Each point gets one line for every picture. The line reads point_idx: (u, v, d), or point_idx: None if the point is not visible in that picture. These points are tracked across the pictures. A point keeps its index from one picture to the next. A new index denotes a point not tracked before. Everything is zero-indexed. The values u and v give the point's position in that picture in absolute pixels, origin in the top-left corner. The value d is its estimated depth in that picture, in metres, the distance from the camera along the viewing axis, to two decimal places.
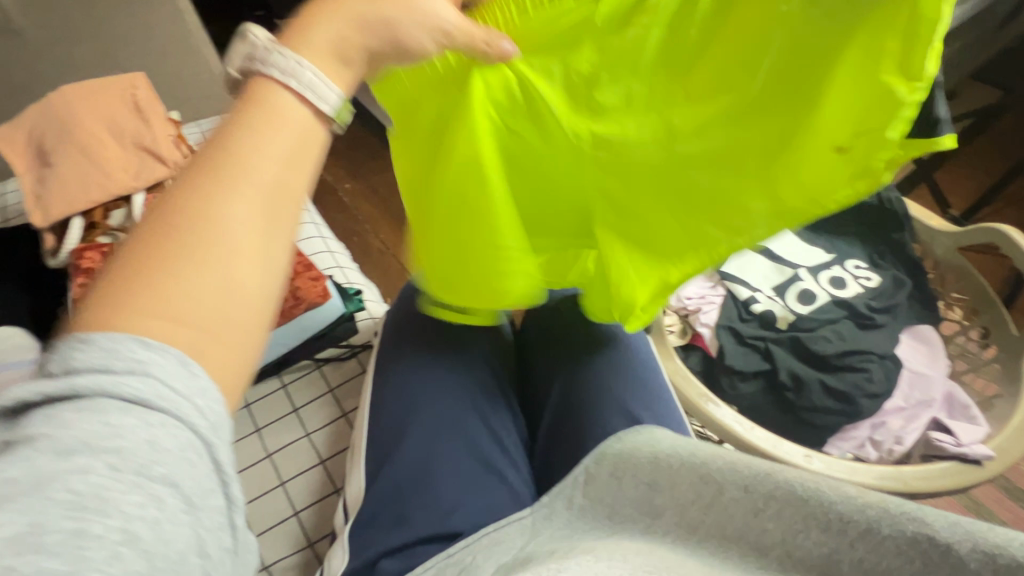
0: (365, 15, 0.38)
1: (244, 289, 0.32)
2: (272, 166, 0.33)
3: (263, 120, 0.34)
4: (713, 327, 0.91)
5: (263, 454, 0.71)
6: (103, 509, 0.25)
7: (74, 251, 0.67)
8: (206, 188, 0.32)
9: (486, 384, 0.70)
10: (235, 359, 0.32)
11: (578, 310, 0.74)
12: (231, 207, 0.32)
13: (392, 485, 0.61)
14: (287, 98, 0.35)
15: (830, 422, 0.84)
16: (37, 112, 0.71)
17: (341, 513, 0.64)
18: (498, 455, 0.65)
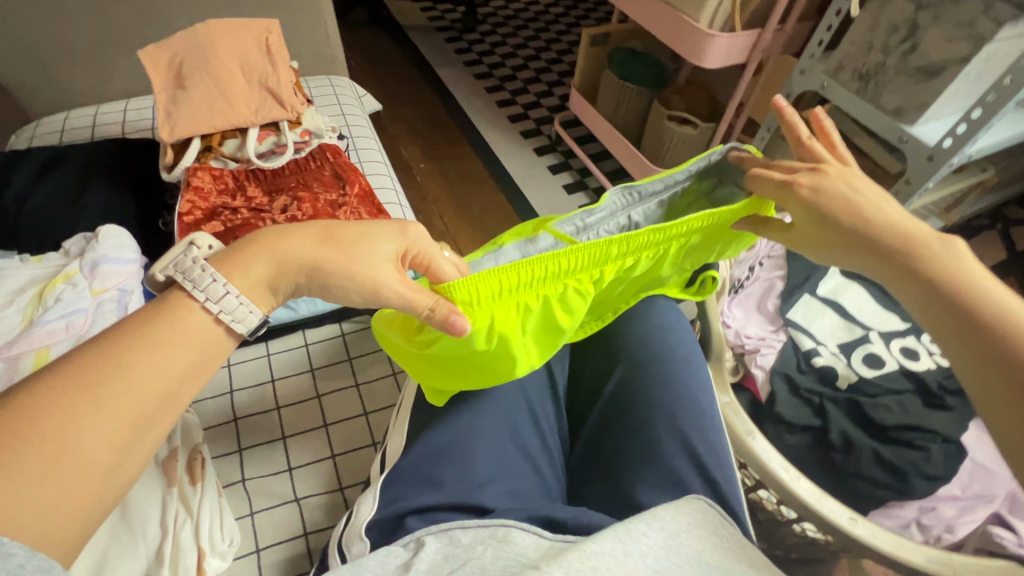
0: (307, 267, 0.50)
1: (90, 472, 0.39)
2: (149, 382, 0.42)
3: (138, 335, 0.43)
4: (768, 371, 0.89)
5: (313, 394, 0.74)
6: None
7: (189, 169, 0.73)
8: (77, 413, 0.39)
9: (539, 375, 0.71)
10: (59, 533, 0.37)
11: (643, 320, 0.74)
12: (95, 423, 0.39)
13: (435, 447, 0.62)
14: (193, 317, 0.46)
15: (876, 494, 0.79)
16: (182, 38, 0.77)
17: (378, 464, 0.65)
18: (537, 448, 0.66)
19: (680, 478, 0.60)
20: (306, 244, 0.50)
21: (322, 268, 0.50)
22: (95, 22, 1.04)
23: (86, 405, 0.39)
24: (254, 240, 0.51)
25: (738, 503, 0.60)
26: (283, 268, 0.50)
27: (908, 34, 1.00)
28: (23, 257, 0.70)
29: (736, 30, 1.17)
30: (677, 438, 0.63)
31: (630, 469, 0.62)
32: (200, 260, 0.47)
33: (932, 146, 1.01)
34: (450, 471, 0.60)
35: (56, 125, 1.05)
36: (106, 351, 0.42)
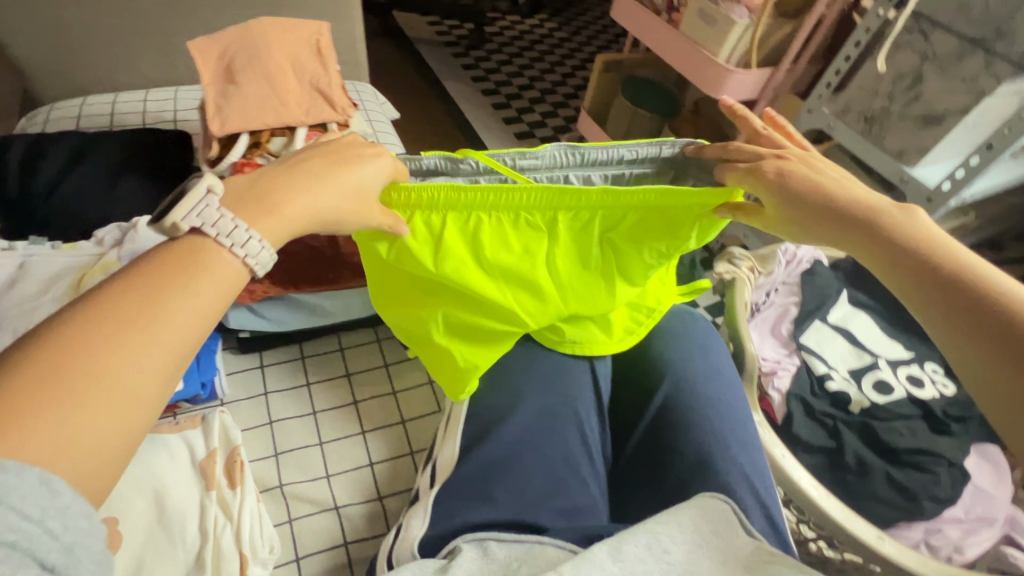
0: (315, 209, 0.49)
1: (135, 411, 0.37)
2: (192, 321, 0.40)
3: (180, 271, 0.41)
4: (784, 393, 0.93)
5: (350, 400, 0.73)
6: None
7: (235, 164, 0.71)
8: (111, 340, 0.37)
9: (585, 387, 0.72)
10: (103, 472, 0.36)
11: (684, 341, 0.77)
12: (140, 359, 0.37)
13: (491, 458, 0.62)
14: (224, 259, 0.43)
15: (888, 515, 0.82)
16: (235, 32, 0.76)
17: (428, 477, 0.63)
18: (583, 462, 0.66)
19: (732, 495, 0.61)
20: (326, 195, 0.49)
21: (338, 221, 0.51)
22: (123, 9, 1.02)
23: (134, 341, 0.37)
24: (264, 183, 0.48)
25: (782, 521, 0.62)
26: (298, 210, 0.48)
27: (912, 84, 1.08)
28: (56, 243, 0.68)
29: (751, 68, 1.24)
30: (725, 457, 0.65)
31: (680, 485, 0.63)
32: (226, 212, 0.44)
33: (932, 189, 1.08)
34: (507, 486, 0.60)
35: (73, 111, 1.02)
36: (146, 280, 0.40)
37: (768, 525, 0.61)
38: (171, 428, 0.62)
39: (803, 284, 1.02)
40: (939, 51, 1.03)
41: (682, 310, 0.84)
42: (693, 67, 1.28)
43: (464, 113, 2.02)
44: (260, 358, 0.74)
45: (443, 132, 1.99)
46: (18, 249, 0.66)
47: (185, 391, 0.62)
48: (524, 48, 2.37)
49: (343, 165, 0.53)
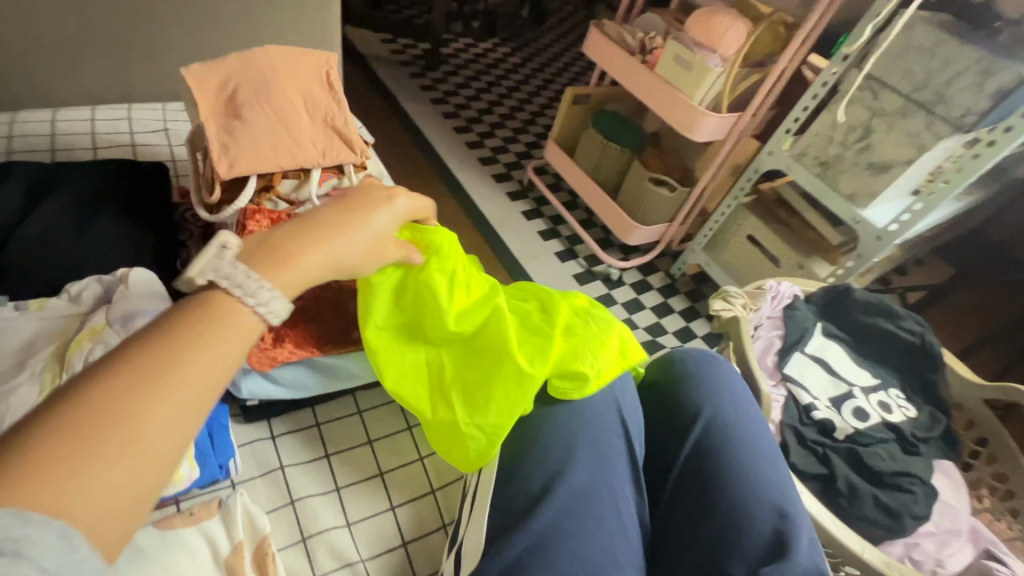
0: (339, 258, 0.51)
1: (151, 465, 0.36)
2: (217, 374, 0.39)
3: (212, 321, 0.41)
4: (779, 424, 0.98)
5: (375, 471, 0.68)
6: None
7: (244, 210, 0.64)
8: (127, 388, 0.36)
9: (615, 447, 0.67)
10: (118, 528, 0.35)
11: (709, 386, 0.77)
12: (161, 408, 0.36)
13: (529, 543, 0.58)
14: (244, 312, 0.42)
15: (874, 534, 0.90)
16: (239, 62, 0.69)
17: (451, 564, 0.61)
18: (624, 532, 0.62)
19: (770, 553, 0.63)
20: (338, 241, 0.51)
21: (347, 259, 0.52)
22: (70, 16, 0.88)
23: (151, 389, 0.36)
24: (275, 236, 0.48)
25: (824, 564, 0.63)
26: (326, 268, 0.50)
27: (863, 135, 1.21)
28: (20, 304, 0.58)
29: (721, 111, 1.32)
30: (765, 509, 0.66)
31: (725, 543, 0.64)
32: (242, 265, 0.44)
33: (881, 229, 1.21)
34: (550, 570, 0.57)
35: (0, 129, 0.87)
36: (171, 330, 0.39)
37: (813, 575, 0.62)
38: (185, 520, 0.53)
39: (787, 318, 1.09)
40: (888, 108, 1.16)
41: (702, 352, 0.84)
42: (669, 108, 1.34)
43: (426, 136, 1.97)
44: (270, 428, 0.68)
45: (405, 154, 1.93)
46: None
47: (204, 477, 0.55)
48: (480, 72, 2.37)
49: (353, 212, 0.54)
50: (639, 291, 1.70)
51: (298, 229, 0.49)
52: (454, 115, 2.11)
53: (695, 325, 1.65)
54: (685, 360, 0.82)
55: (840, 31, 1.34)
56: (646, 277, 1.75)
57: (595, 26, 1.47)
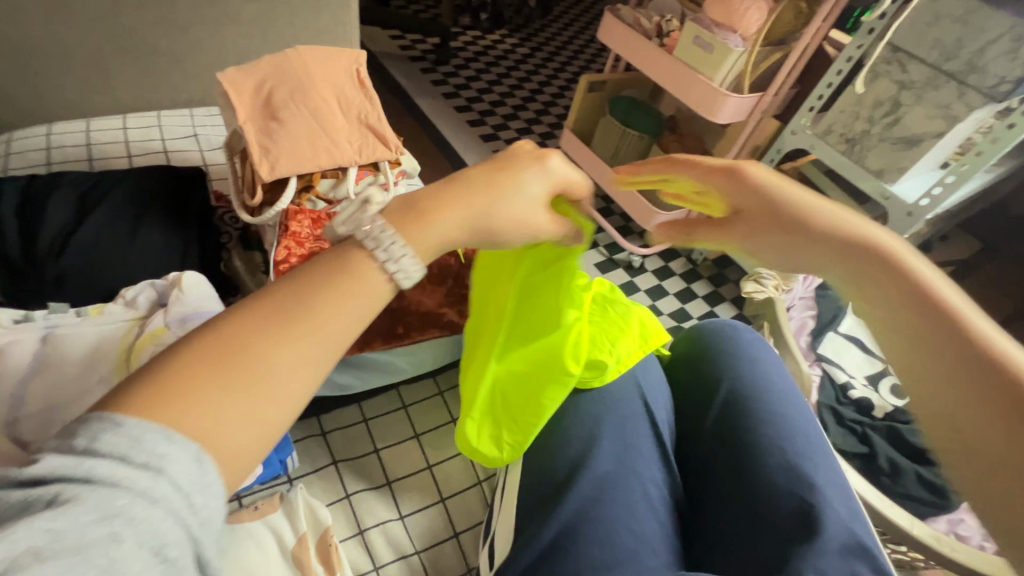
0: (479, 224, 0.49)
1: (280, 401, 0.38)
2: (341, 328, 0.41)
3: (342, 275, 0.42)
4: (817, 405, 0.98)
5: (424, 464, 0.69)
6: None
7: (287, 211, 0.66)
8: (264, 328, 0.39)
9: (643, 427, 0.72)
10: (242, 459, 0.37)
11: (736, 364, 0.83)
12: (291, 350, 0.39)
13: (562, 528, 0.61)
14: (377, 272, 0.44)
15: (924, 512, 0.89)
16: (274, 65, 0.70)
17: (489, 555, 0.62)
18: (650, 514, 0.65)
19: (804, 529, 0.66)
20: (478, 204, 0.48)
21: (487, 215, 0.49)
22: (101, 26, 0.89)
23: (284, 331, 0.39)
24: (420, 196, 0.49)
25: (863, 537, 0.66)
26: (460, 234, 0.48)
27: (891, 109, 1.18)
28: (82, 311, 0.62)
29: (743, 92, 1.30)
30: (794, 486, 0.70)
31: (757, 520, 0.69)
32: (385, 226, 0.44)
33: (912, 204, 1.19)
34: (581, 551, 0.60)
35: (39, 141, 0.88)
36: (308, 279, 0.42)
37: (848, 539, 0.65)
38: (252, 514, 0.55)
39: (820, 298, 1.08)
40: (916, 80, 1.13)
41: (731, 328, 0.89)
42: (688, 91, 1.33)
43: (441, 130, 1.97)
44: (320, 424, 0.69)
45: (421, 149, 1.93)
46: (36, 320, 0.60)
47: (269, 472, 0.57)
48: (490, 64, 2.36)
49: (500, 171, 0.51)
50: (662, 277, 1.69)
51: (448, 191, 0.48)
52: (467, 108, 2.10)
53: (719, 309, 1.65)
54: (714, 338, 0.88)
55: (862, 4, 1.31)
56: (668, 263, 1.74)
57: (610, 11, 1.45)
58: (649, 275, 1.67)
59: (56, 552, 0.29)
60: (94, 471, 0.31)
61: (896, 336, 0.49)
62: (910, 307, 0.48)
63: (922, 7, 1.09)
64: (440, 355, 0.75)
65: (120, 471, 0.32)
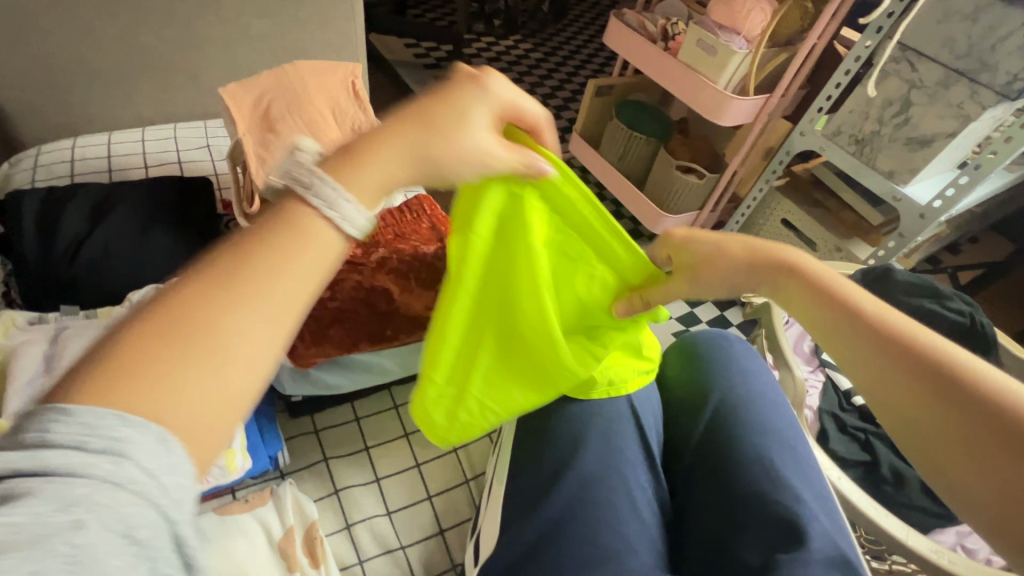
0: (421, 157, 0.46)
1: (240, 370, 0.38)
2: (297, 287, 0.40)
3: (291, 233, 0.41)
4: (817, 411, 0.96)
5: (412, 463, 0.72)
6: (80, 558, 0.29)
7: None
8: (207, 295, 0.38)
9: (629, 432, 0.73)
10: (214, 433, 0.37)
11: (724, 371, 0.84)
12: (242, 316, 0.38)
13: (543, 530, 0.63)
14: (325, 224, 0.42)
15: (927, 523, 0.87)
16: (271, 80, 0.73)
17: (476, 552, 0.65)
18: (634, 518, 0.65)
19: (787, 540, 0.66)
20: (412, 136, 0.46)
21: (434, 160, 0.47)
22: (121, 44, 0.95)
23: (229, 298, 0.38)
24: (360, 138, 0.47)
25: (850, 554, 0.65)
26: (402, 168, 0.46)
27: (902, 109, 1.15)
28: (93, 315, 0.67)
29: (749, 94, 1.29)
30: (783, 498, 0.69)
31: (736, 527, 0.70)
32: (316, 168, 0.43)
33: (924, 206, 1.16)
34: (562, 554, 0.61)
35: (64, 154, 0.94)
36: (253, 241, 0.41)
37: (832, 552, 0.64)
38: (242, 507, 0.58)
39: None
40: (927, 79, 1.10)
41: (720, 335, 0.90)
42: (693, 94, 1.32)
43: None
44: (313, 423, 0.73)
45: None
46: (49, 320, 0.67)
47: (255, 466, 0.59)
48: (503, 70, 2.38)
49: (436, 110, 0.48)
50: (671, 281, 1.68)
51: (382, 133, 0.47)
52: None
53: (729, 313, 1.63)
54: (703, 345, 0.89)
55: (873, 1, 1.28)
56: None
57: (615, 15, 1.46)
58: None
59: (14, 547, 0.28)
60: (50, 463, 0.30)
61: (851, 358, 0.55)
62: (875, 344, 0.53)
63: (933, 5, 1.06)
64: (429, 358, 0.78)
65: (78, 459, 0.31)
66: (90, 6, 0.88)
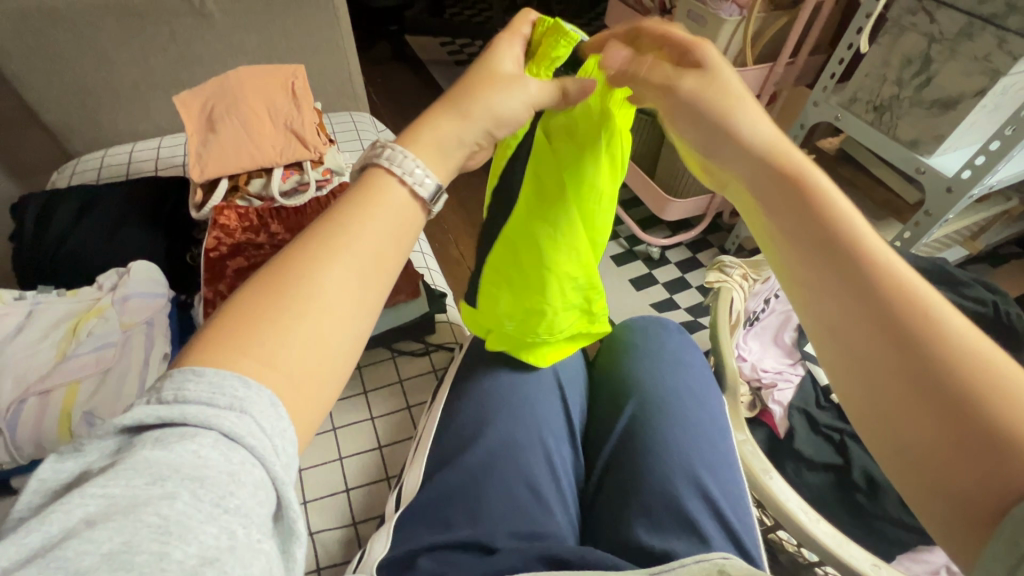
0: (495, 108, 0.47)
1: (328, 342, 0.36)
2: (375, 244, 0.39)
3: (370, 198, 0.41)
4: (786, 407, 0.87)
5: (329, 427, 0.75)
6: (183, 535, 0.26)
7: (216, 208, 0.78)
8: (313, 253, 0.37)
9: (553, 407, 0.70)
10: (317, 388, 0.35)
11: (653, 361, 0.73)
12: (331, 270, 0.37)
13: (445, 489, 0.61)
14: (395, 186, 0.42)
15: (903, 537, 0.77)
16: (215, 85, 0.84)
17: (393, 501, 0.63)
18: (549, 488, 0.63)
19: (693, 524, 0.57)
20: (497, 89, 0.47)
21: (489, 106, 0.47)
22: (137, 68, 1.10)
23: (327, 251, 0.37)
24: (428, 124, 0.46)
25: (756, 553, 0.57)
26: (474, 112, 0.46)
27: (922, 68, 1.00)
28: (61, 292, 0.74)
29: (749, 66, 1.19)
30: (688, 486, 0.61)
31: (638, 507, 0.60)
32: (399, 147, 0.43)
33: (950, 178, 0.99)
34: (463, 515, 0.59)
35: (95, 163, 1.12)
36: (338, 209, 0.40)
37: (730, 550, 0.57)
38: None
39: None
40: (948, 31, 0.95)
41: (655, 322, 0.81)
42: None
43: None
44: None
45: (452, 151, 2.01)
46: (28, 298, 0.72)
47: None
48: None
49: (495, 86, 0.47)
50: (686, 269, 1.54)
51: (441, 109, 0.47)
52: None
53: None
54: (635, 330, 0.79)
55: None
56: (695, 255, 1.58)
57: None
58: (670, 267, 1.53)
59: (108, 516, 0.26)
60: (186, 414, 0.29)
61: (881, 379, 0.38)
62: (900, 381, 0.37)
63: None
64: None
65: (207, 414, 0.30)
66: (106, 36, 1.04)
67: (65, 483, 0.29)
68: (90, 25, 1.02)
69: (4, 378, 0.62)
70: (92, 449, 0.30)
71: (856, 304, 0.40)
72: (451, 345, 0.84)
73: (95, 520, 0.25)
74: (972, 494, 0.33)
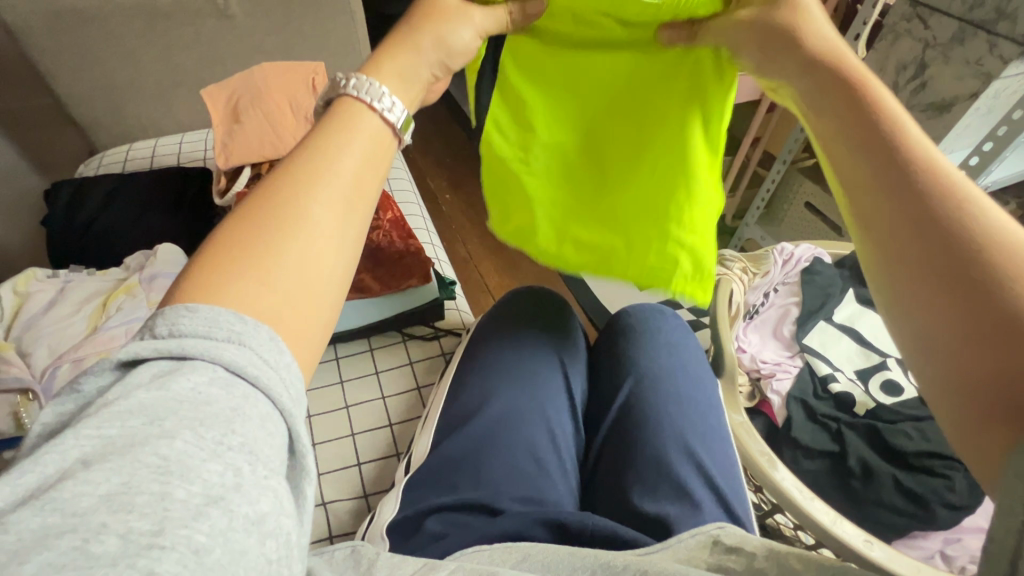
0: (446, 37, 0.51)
1: (315, 263, 0.39)
2: (352, 169, 0.42)
3: (340, 128, 0.44)
4: (785, 396, 0.89)
5: (342, 404, 0.78)
6: (185, 473, 0.27)
7: (239, 194, 0.82)
8: (293, 184, 0.40)
9: (557, 384, 0.73)
10: (315, 306, 0.38)
11: (650, 343, 0.76)
12: (313, 203, 0.40)
13: (452, 456, 0.64)
14: (366, 120, 0.45)
15: (899, 523, 0.78)
16: (241, 80, 0.90)
17: (402, 469, 0.67)
18: (550, 458, 0.65)
19: (687, 492, 0.60)
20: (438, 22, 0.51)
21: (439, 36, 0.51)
22: (163, 66, 1.15)
23: (306, 181, 0.40)
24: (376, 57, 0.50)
25: (749, 523, 0.60)
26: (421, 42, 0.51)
27: (916, 72, 1.03)
28: (92, 271, 0.78)
29: None
30: (682, 458, 0.63)
31: (634, 478, 0.63)
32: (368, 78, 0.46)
33: None
34: (468, 481, 0.62)
35: (120, 157, 1.17)
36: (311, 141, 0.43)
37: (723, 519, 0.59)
38: None
39: (803, 283, 0.99)
40: (941, 36, 0.98)
41: (654, 308, 0.83)
42: None
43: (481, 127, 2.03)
44: None
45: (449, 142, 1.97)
46: (61, 276, 0.76)
47: None
48: None
49: (434, 19, 0.51)
50: None
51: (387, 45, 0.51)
52: None
53: None
54: (634, 315, 0.81)
55: None
56: None
57: None
58: None
59: (104, 457, 0.26)
60: (184, 348, 0.31)
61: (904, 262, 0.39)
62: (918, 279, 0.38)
63: None
64: (365, 316, 0.83)
65: (207, 348, 0.31)
66: (134, 36, 1.09)
67: (78, 410, 0.30)
68: (119, 25, 1.07)
69: (40, 346, 0.66)
70: (90, 382, 0.30)
71: (892, 205, 0.40)
72: (459, 330, 0.87)
73: (91, 462, 0.26)
74: (971, 371, 0.35)
